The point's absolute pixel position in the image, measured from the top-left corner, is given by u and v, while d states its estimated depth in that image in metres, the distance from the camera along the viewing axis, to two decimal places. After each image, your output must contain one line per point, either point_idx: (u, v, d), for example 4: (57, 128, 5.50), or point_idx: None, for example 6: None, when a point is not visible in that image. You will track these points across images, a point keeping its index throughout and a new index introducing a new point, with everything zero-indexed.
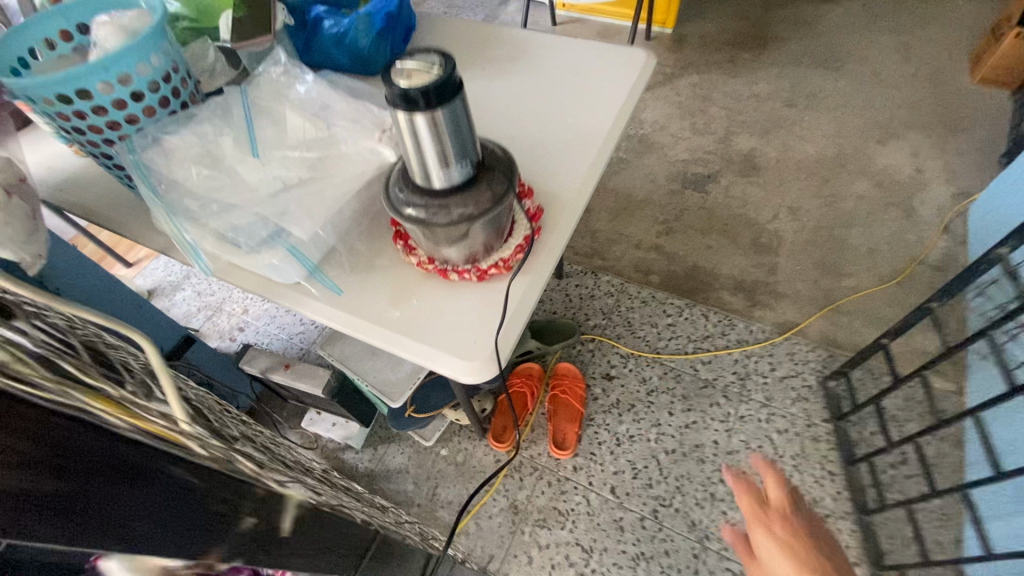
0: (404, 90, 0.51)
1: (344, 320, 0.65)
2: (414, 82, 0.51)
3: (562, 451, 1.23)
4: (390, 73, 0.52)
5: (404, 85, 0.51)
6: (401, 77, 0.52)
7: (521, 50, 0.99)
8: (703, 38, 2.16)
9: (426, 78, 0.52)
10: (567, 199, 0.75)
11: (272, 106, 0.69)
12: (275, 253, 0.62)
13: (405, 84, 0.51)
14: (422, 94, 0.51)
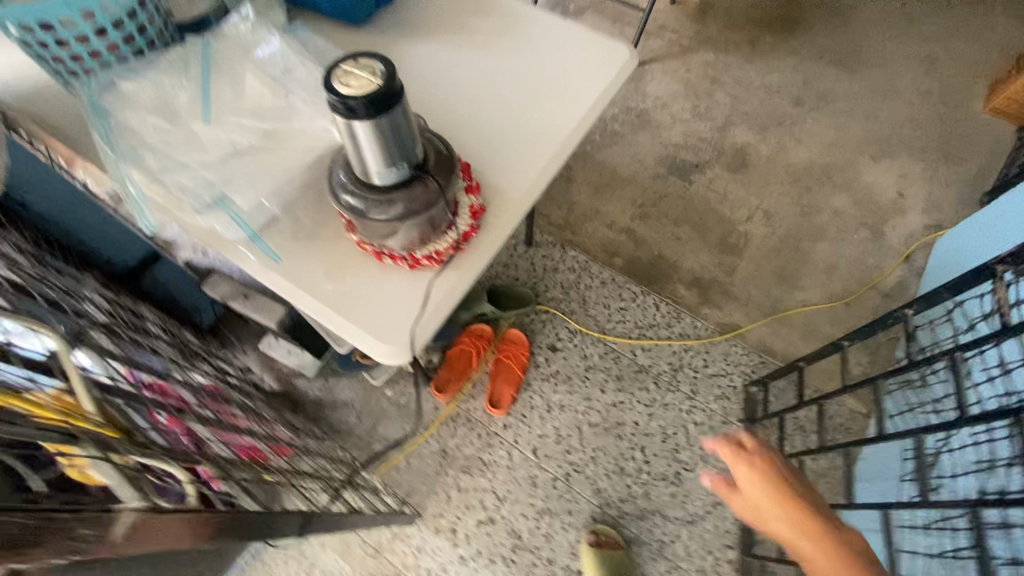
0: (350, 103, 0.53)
1: (281, 287, 0.69)
2: (355, 91, 0.53)
3: (496, 410, 1.33)
4: (331, 75, 0.53)
5: (345, 94, 0.53)
6: (343, 87, 0.53)
7: (508, 22, 0.96)
8: (730, 10, 2.05)
9: (368, 89, 0.53)
10: (513, 199, 0.78)
11: (233, 65, 0.70)
12: (218, 217, 0.66)
13: (351, 96, 0.53)
14: (361, 105, 0.53)
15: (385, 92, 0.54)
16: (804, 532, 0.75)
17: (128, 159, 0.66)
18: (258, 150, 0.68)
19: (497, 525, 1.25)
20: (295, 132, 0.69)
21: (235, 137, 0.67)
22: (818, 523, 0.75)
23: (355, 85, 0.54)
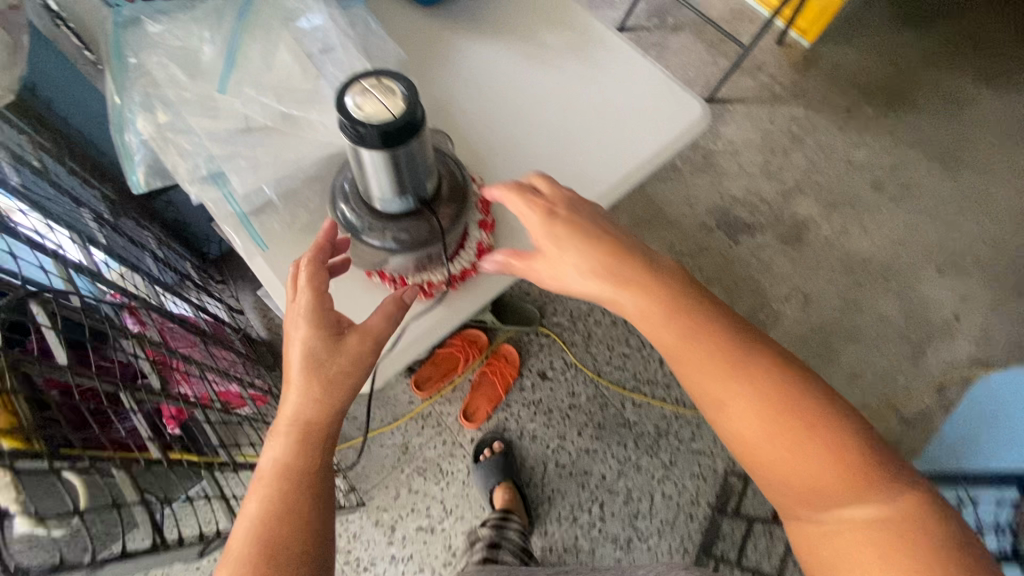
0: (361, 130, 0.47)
1: (263, 281, 0.65)
2: (369, 116, 0.47)
3: (468, 423, 1.31)
4: (346, 95, 0.48)
5: (357, 118, 0.47)
6: (357, 108, 0.47)
7: (580, 44, 0.87)
8: (836, 67, 1.86)
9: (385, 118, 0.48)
10: (526, 247, 0.72)
11: (270, 30, 0.65)
12: (208, 191, 0.62)
13: (365, 121, 0.47)
14: (373, 133, 0.47)
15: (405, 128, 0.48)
16: (778, 448, 0.51)
17: (134, 107, 0.61)
18: (271, 134, 0.63)
19: (435, 536, 1.23)
20: (314, 123, 0.63)
21: (250, 112, 0.62)
22: (795, 424, 0.51)
23: (371, 109, 0.48)
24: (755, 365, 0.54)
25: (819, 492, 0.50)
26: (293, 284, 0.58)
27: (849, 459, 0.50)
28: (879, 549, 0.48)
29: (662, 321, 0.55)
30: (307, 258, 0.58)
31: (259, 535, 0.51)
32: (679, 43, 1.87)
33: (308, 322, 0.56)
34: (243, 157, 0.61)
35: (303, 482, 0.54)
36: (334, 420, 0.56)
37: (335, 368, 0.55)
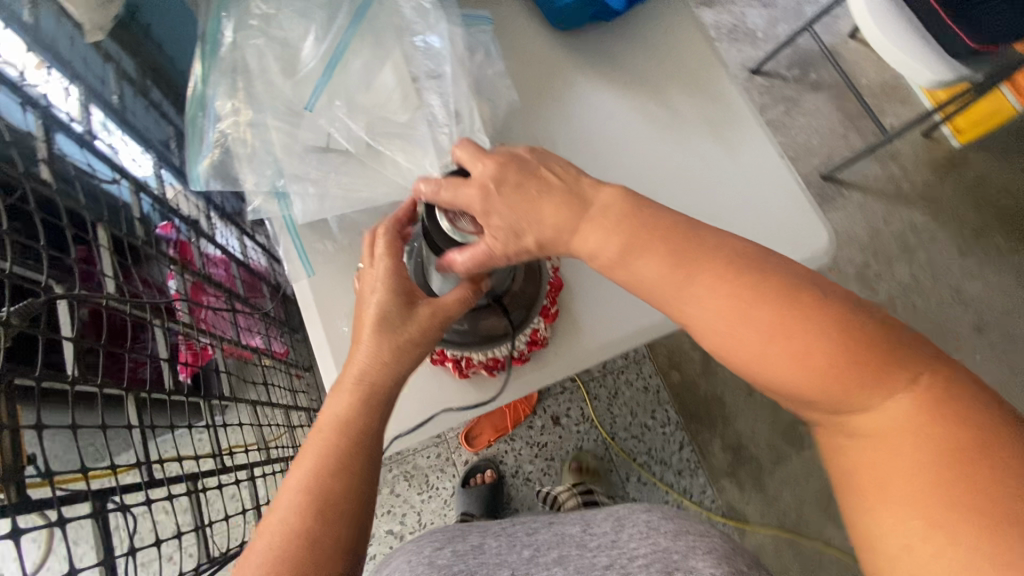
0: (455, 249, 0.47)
1: (302, 308, 0.60)
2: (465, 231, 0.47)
3: (468, 446, 1.26)
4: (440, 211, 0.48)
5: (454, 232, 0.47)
6: (447, 224, 0.47)
7: (713, 123, 0.75)
8: (990, 179, 1.57)
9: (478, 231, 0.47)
10: (580, 350, 0.65)
11: (381, 41, 0.57)
12: (268, 205, 0.57)
13: (457, 238, 0.47)
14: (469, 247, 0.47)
15: (510, 220, 0.45)
16: (765, 342, 0.40)
17: (222, 95, 0.56)
18: (352, 162, 0.57)
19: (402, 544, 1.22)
20: (400, 164, 0.57)
21: (336, 134, 0.55)
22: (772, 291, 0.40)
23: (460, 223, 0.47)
24: (770, 274, 0.41)
25: (829, 395, 0.40)
26: (371, 250, 0.51)
27: (863, 351, 0.38)
28: (892, 473, 0.38)
29: (644, 225, 0.44)
30: (387, 225, 0.50)
31: (300, 523, 0.41)
32: (815, 101, 1.62)
33: (383, 289, 0.48)
34: (315, 182, 0.56)
35: (351, 469, 0.43)
36: (394, 396, 0.47)
37: (404, 339, 0.47)
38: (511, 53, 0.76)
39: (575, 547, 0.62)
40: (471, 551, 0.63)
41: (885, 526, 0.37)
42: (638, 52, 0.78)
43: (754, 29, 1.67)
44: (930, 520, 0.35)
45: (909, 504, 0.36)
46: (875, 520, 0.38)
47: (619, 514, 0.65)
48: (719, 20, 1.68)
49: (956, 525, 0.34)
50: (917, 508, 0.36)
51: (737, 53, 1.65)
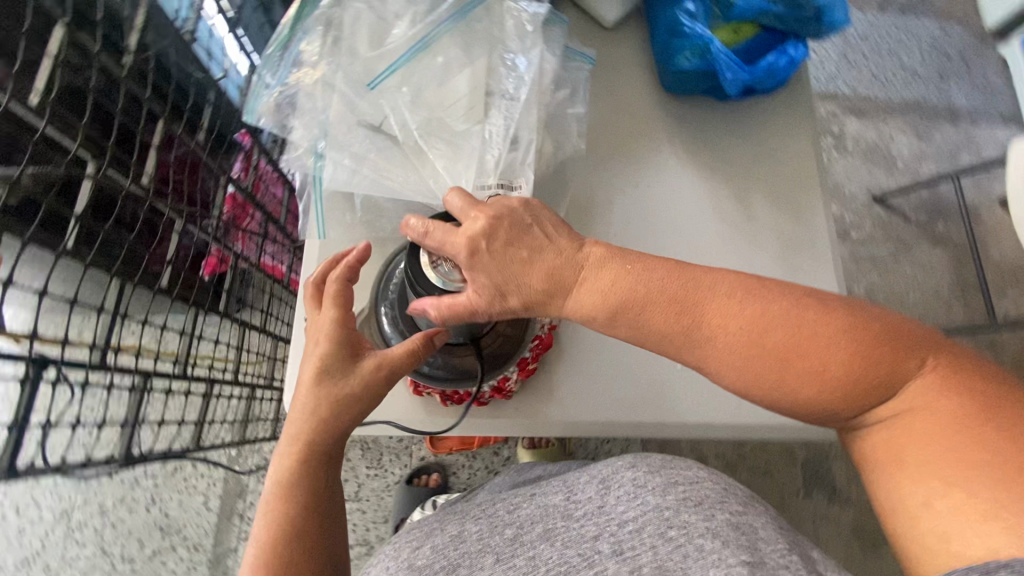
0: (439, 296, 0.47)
1: (303, 264, 0.63)
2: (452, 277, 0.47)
3: (432, 446, 1.19)
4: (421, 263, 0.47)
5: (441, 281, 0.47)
6: (428, 270, 0.47)
7: (787, 246, 0.69)
8: None
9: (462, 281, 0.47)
10: (546, 420, 0.62)
11: (467, 50, 0.57)
12: (305, 162, 0.57)
13: (441, 286, 0.47)
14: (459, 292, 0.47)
15: (495, 277, 0.45)
16: (778, 379, 0.43)
17: (306, 44, 0.57)
18: (396, 151, 0.56)
19: None
20: (438, 170, 0.56)
21: (393, 120, 0.56)
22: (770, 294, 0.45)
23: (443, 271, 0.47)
24: (784, 291, 0.44)
25: (862, 396, 0.43)
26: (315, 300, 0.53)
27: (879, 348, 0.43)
28: (925, 443, 0.41)
29: (634, 284, 0.44)
30: (334, 276, 0.52)
31: (252, 571, 0.45)
32: (930, 253, 1.43)
33: (325, 346, 0.50)
34: (353, 156, 0.56)
35: (297, 518, 0.47)
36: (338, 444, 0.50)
37: (343, 396, 0.49)
38: (606, 99, 0.72)
39: (562, 519, 0.49)
40: (452, 543, 0.49)
41: (923, 489, 0.41)
42: (739, 143, 0.72)
43: (896, 156, 1.50)
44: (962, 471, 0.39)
45: (932, 458, 0.41)
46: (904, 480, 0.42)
47: (602, 474, 0.51)
48: (861, 134, 1.51)
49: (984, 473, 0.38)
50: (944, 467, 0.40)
51: (866, 175, 1.49)
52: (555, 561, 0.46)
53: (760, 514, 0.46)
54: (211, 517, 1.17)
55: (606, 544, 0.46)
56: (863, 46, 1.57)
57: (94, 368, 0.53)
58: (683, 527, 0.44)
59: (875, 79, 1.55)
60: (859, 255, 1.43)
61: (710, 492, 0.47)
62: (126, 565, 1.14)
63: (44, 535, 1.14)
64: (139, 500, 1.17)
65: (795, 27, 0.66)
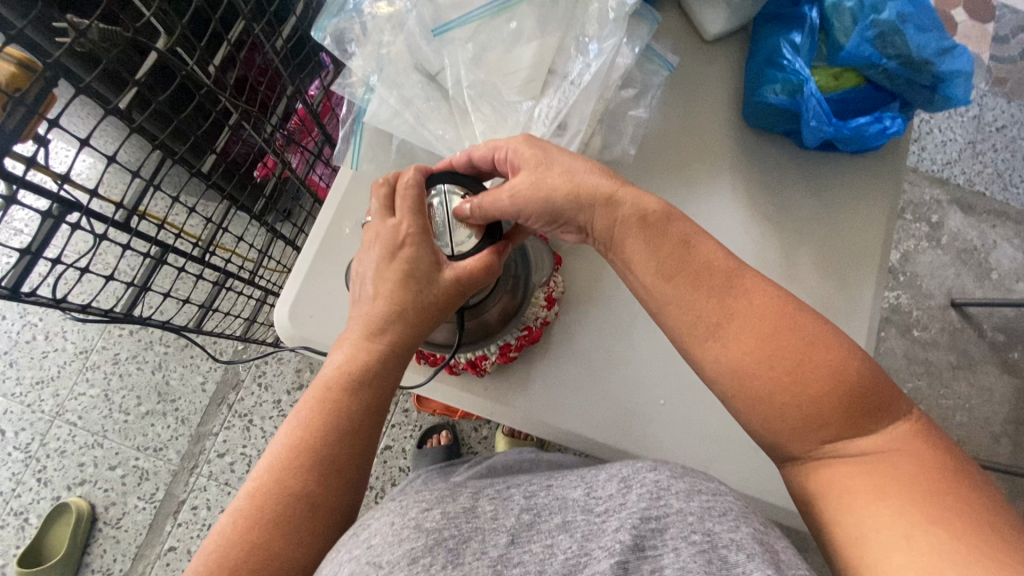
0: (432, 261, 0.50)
1: (331, 190, 0.63)
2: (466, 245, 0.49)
3: (416, 403, 1.15)
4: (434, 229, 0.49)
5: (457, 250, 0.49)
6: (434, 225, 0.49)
7: (823, 315, 0.64)
8: None
9: (450, 249, 0.49)
10: (513, 409, 0.61)
11: (542, 19, 0.55)
12: (357, 91, 0.58)
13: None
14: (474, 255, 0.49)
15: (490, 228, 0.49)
16: (774, 378, 0.41)
17: None
18: (444, 104, 0.57)
19: None
20: (476, 134, 0.56)
21: (448, 73, 0.56)
22: (717, 283, 0.44)
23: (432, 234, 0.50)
24: (808, 329, 0.42)
25: (821, 421, 0.41)
26: (388, 203, 0.50)
27: (846, 376, 0.40)
28: (886, 490, 0.38)
29: (676, 261, 0.45)
30: (406, 180, 0.49)
31: (292, 466, 0.45)
32: (995, 378, 1.30)
33: (400, 256, 0.48)
34: (401, 98, 0.56)
35: (347, 423, 0.46)
36: (400, 355, 0.48)
37: (422, 301, 0.47)
38: (679, 111, 0.69)
39: (581, 513, 0.42)
40: (463, 514, 0.42)
41: (871, 530, 0.37)
42: (805, 195, 0.67)
43: (991, 265, 1.36)
44: (919, 525, 0.36)
45: (887, 503, 0.37)
46: (856, 525, 0.38)
47: (622, 471, 0.43)
48: (961, 231, 1.37)
49: (954, 537, 0.35)
50: (899, 517, 0.37)
51: (952, 276, 1.35)
52: (573, 554, 0.39)
53: (782, 540, 0.39)
54: (203, 398, 1.25)
55: (627, 536, 0.38)
56: (997, 137, 1.40)
57: (115, 227, 0.56)
58: (709, 535, 0.37)
59: (998, 177, 1.39)
60: (914, 355, 1.31)
61: (733, 505, 0.39)
62: (120, 416, 1.23)
63: (62, 365, 1.25)
64: (148, 361, 1.26)
65: (903, 89, 0.61)
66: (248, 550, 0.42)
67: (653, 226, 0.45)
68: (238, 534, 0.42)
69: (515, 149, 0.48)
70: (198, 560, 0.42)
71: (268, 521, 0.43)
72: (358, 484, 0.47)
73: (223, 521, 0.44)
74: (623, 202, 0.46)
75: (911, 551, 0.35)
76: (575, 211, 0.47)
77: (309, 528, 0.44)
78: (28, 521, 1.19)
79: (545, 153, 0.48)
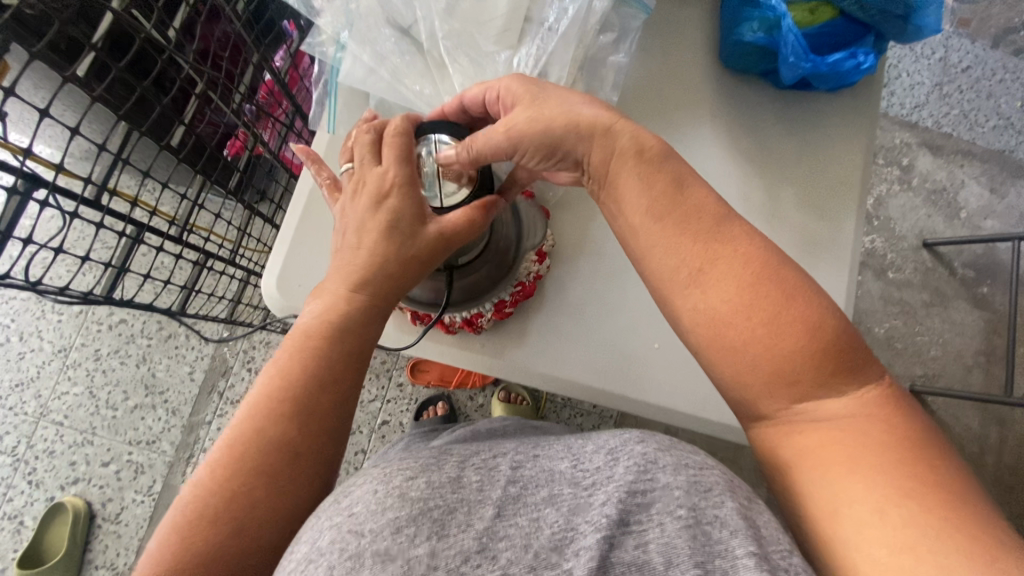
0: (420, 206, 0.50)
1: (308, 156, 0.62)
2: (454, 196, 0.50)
3: (410, 376, 1.21)
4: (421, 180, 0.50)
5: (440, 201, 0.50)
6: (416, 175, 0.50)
7: (809, 248, 0.65)
8: None
9: (438, 200, 0.50)
10: (510, 364, 0.62)
11: None
12: (328, 49, 0.57)
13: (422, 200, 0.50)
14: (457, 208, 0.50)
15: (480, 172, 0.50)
16: (753, 322, 0.39)
17: None
18: (419, 59, 0.56)
19: None
20: (455, 87, 0.55)
21: (422, 25, 0.54)
22: (705, 227, 0.42)
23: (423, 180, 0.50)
24: (790, 277, 0.40)
25: (793, 379, 0.39)
26: (375, 152, 0.50)
27: (821, 333, 0.38)
28: (859, 462, 0.36)
29: (669, 209, 0.43)
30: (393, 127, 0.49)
31: (272, 413, 0.45)
32: (965, 313, 1.35)
33: (384, 205, 0.48)
34: (374, 53, 0.55)
35: (327, 370, 0.46)
36: (382, 304, 0.48)
37: (406, 254, 0.48)
38: (656, 60, 0.68)
39: (568, 487, 0.42)
40: (449, 485, 0.42)
41: (842, 504, 0.35)
42: (789, 133, 0.68)
43: (961, 205, 1.39)
44: (891, 497, 0.34)
45: (857, 475, 0.36)
46: (827, 495, 0.36)
47: (609, 444, 0.44)
48: (930, 172, 1.40)
49: (925, 511, 0.34)
50: (870, 488, 0.35)
51: (923, 217, 1.38)
52: (560, 527, 0.39)
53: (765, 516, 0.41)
54: (192, 388, 1.23)
55: (613, 510, 0.39)
56: (962, 78, 1.43)
57: (86, 205, 0.54)
58: (693, 510, 0.38)
59: (964, 117, 1.42)
60: (890, 297, 1.35)
61: (719, 477, 0.40)
62: (108, 411, 1.21)
63: (41, 365, 1.22)
64: (131, 355, 1.23)
65: (878, 20, 0.61)
66: (229, 496, 0.42)
67: (651, 166, 0.44)
68: (219, 479, 0.43)
69: (508, 85, 0.48)
70: (178, 507, 0.42)
71: (248, 466, 0.43)
72: (341, 434, 0.47)
73: (205, 468, 0.44)
74: (620, 135, 0.45)
75: (881, 526, 0.34)
76: (571, 142, 0.46)
77: (289, 474, 0.44)
78: (24, 524, 1.18)
79: (540, 87, 0.47)
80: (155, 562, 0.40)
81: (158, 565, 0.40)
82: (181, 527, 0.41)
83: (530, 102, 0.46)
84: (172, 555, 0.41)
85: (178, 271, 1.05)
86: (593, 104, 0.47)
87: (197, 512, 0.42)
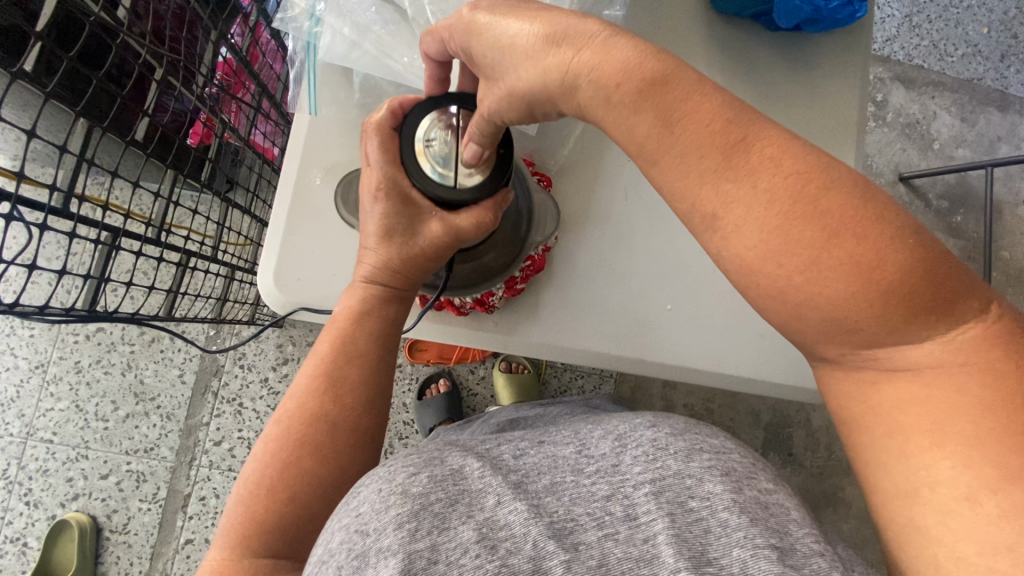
0: (426, 188, 0.47)
1: (289, 141, 0.58)
2: (467, 179, 0.46)
3: (409, 355, 1.19)
4: (427, 170, 0.47)
5: (451, 185, 0.46)
6: (422, 159, 0.47)
7: None
8: None
9: (454, 177, 0.47)
10: (531, 341, 0.60)
11: None
12: (301, 27, 0.56)
13: (436, 179, 0.47)
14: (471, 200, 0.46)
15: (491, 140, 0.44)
16: (805, 263, 0.35)
17: None
18: (403, 27, 0.54)
19: None
20: None
21: None
22: (721, 151, 0.37)
23: (437, 159, 0.47)
24: (841, 198, 0.35)
25: (852, 329, 0.37)
26: (366, 150, 0.49)
27: (882, 275, 0.34)
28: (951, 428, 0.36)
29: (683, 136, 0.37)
30: (378, 122, 0.48)
31: (310, 391, 0.49)
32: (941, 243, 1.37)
33: (385, 198, 0.48)
34: (356, 26, 0.54)
35: (352, 347, 0.50)
36: (400, 292, 0.51)
37: (413, 249, 0.49)
38: (646, 9, 0.65)
39: (570, 474, 0.41)
40: (450, 476, 0.40)
41: (928, 487, 0.36)
42: (785, 78, 0.66)
43: (933, 136, 1.40)
44: (992, 483, 0.34)
45: (953, 448, 0.36)
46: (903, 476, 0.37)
47: (618, 430, 0.44)
48: (904, 106, 1.41)
49: None
50: (966, 471, 0.35)
51: (899, 151, 1.38)
52: (559, 516, 0.38)
53: (789, 493, 0.40)
54: (185, 391, 1.19)
55: (617, 507, 0.38)
56: (932, 7, 1.42)
57: (54, 214, 0.48)
58: (705, 500, 0.37)
59: (934, 48, 1.42)
60: None
61: (737, 463, 0.40)
62: (98, 424, 1.17)
63: (20, 384, 1.17)
64: (115, 364, 1.19)
65: None
66: (282, 469, 0.47)
67: (633, 96, 0.38)
68: (271, 455, 0.48)
69: (459, 28, 0.43)
70: (242, 483, 0.48)
71: (294, 441, 0.48)
72: (375, 407, 0.51)
73: (259, 448, 0.49)
74: (580, 83, 0.39)
75: (976, 516, 0.34)
76: (543, 100, 0.40)
77: (331, 444, 0.48)
78: (28, 545, 1.14)
79: (497, 16, 0.41)
80: (229, 529, 0.46)
81: (232, 533, 0.46)
82: (245, 499, 0.47)
83: (488, 50, 0.41)
84: (242, 523, 0.46)
85: (161, 271, 1.01)
86: (581, 21, 0.39)
87: (256, 485, 0.47)
